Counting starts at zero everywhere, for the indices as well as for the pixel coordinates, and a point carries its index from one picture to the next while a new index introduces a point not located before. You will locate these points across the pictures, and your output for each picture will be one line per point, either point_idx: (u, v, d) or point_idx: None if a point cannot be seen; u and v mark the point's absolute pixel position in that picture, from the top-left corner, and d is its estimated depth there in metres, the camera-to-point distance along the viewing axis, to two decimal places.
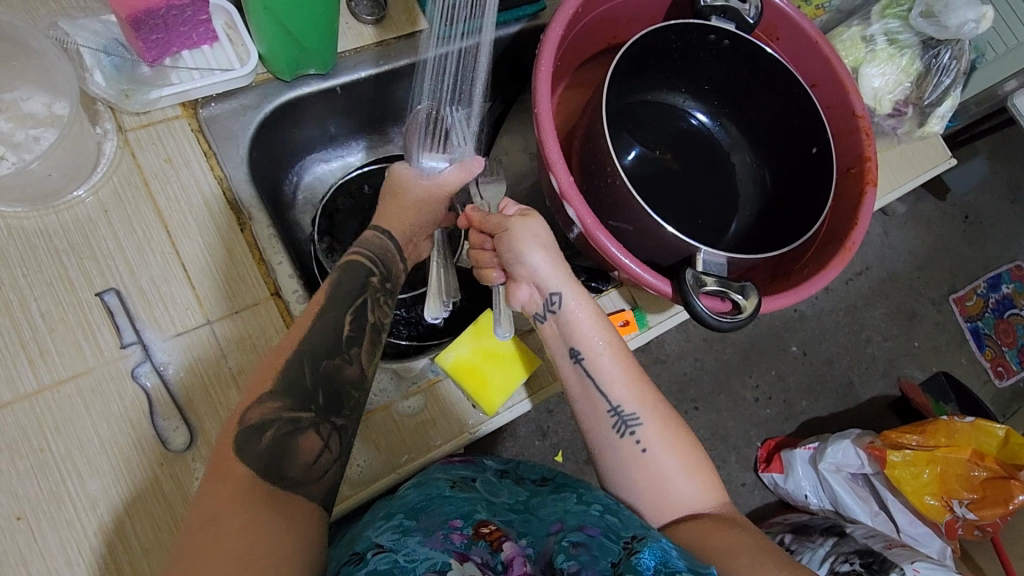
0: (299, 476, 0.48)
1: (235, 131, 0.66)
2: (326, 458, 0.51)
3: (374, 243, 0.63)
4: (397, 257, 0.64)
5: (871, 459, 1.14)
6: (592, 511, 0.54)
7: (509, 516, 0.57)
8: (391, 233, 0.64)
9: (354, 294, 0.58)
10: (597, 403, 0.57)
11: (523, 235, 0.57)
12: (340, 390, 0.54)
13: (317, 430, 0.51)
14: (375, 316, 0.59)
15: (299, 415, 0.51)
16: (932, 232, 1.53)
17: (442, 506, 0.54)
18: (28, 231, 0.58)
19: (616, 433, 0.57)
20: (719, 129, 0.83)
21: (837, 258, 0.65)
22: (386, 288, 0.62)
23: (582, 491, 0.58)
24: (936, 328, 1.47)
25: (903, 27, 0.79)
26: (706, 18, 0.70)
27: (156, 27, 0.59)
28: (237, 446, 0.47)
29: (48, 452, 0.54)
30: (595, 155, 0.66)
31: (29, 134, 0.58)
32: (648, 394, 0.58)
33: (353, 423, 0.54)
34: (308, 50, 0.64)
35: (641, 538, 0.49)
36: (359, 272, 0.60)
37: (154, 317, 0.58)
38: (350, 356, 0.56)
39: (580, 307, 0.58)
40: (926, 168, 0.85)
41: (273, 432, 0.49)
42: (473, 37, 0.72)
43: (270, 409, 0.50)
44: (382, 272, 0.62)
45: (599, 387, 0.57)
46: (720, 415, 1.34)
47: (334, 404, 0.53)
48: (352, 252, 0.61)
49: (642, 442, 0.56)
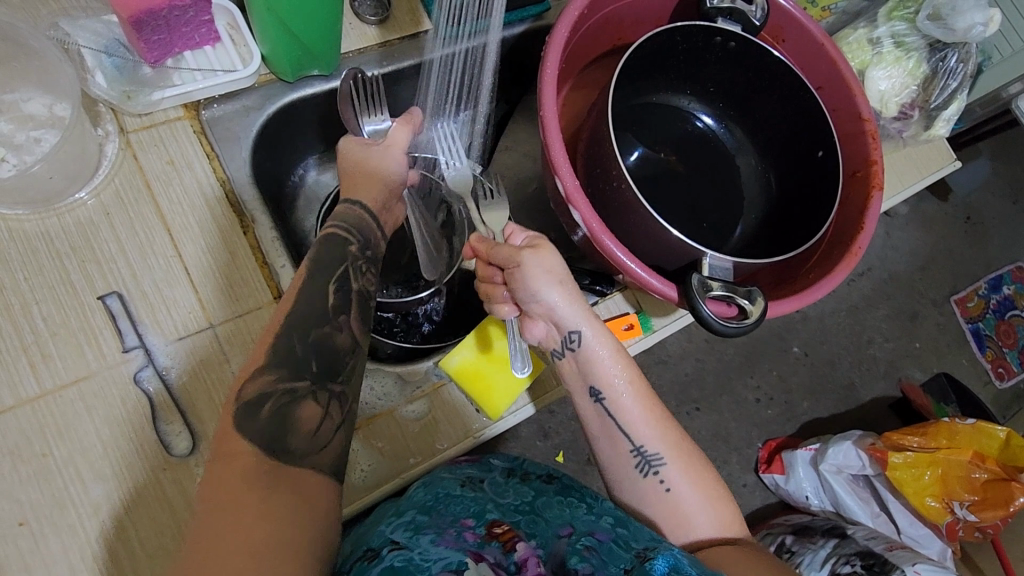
0: (306, 447, 0.48)
1: (237, 132, 0.65)
2: (328, 427, 0.50)
3: (347, 214, 0.61)
4: (375, 227, 0.63)
5: (872, 461, 1.14)
6: (603, 521, 0.54)
7: (519, 516, 0.56)
8: (364, 203, 0.62)
9: (336, 263, 0.57)
10: (619, 442, 0.57)
11: (539, 275, 0.54)
12: (333, 358, 0.53)
13: (314, 399, 0.50)
14: (360, 283, 0.58)
15: (294, 385, 0.50)
16: (934, 232, 1.53)
17: (451, 505, 0.54)
18: (29, 234, 0.58)
19: (638, 472, 0.57)
20: (724, 131, 0.82)
21: (843, 262, 0.65)
22: (366, 256, 0.60)
23: (591, 501, 0.58)
24: (937, 329, 1.47)
25: (910, 30, 0.78)
26: (713, 20, 0.69)
27: (158, 28, 0.59)
28: (237, 423, 0.46)
29: (50, 457, 0.53)
30: (601, 158, 0.66)
31: (30, 136, 0.57)
32: (664, 422, 0.58)
33: (349, 391, 0.53)
34: (311, 51, 0.64)
35: (653, 547, 0.48)
36: (339, 243, 0.58)
37: (156, 321, 0.58)
38: (339, 323, 0.54)
39: (599, 344, 0.57)
40: (931, 171, 0.85)
41: (270, 406, 0.48)
42: (478, 38, 0.71)
43: (266, 383, 0.49)
44: (360, 241, 0.60)
45: (619, 422, 0.57)
46: (721, 415, 1.34)
47: (327, 372, 0.52)
48: (328, 224, 0.60)
49: (665, 480, 0.56)
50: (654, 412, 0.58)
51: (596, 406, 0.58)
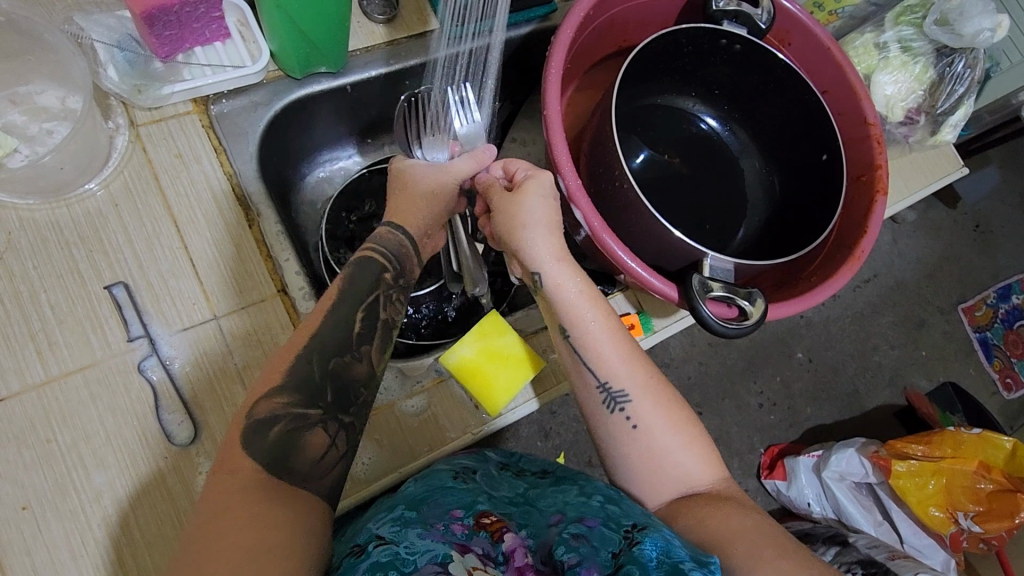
0: (309, 471, 0.49)
1: (245, 127, 0.66)
2: (333, 455, 0.51)
3: (389, 239, 0.62)
4: (413, 251, 0.63)
5: (875, 468, 1.14)
6: (593, 502, 0.54)
7: (510, 508, 0.57)
8: (403, 228, 0.63)
9: (366, 291, 0.58)
10: (585, 378, 0.57)
11: (504, 216, 0.58)
12: (349, 388, 0.54)
13: (325, 428, 0.51)
14: (386, 312, 0.60)
15: (307, 412, 0.51)
16: (942, 240, 1.52)
17: (444, 497, 0.55)
18: (39, 224, 0.59)
19: (606, 410, 0.57)
20: (728, 134, 0.82)
21: (845, 266, 0.65)
22: (399, 284, 0.61)
23: (581, 483, 0.59)
24: (944, 337, 1.46)
25: (917, 35, 0.78)
26: (718, 23, 0.70)
27: (168, 23, 0.59)
28: (246, 441, 0.48)
29: (54, 443, 0.54)
30: (603, 158, 0.66)
31: (43, 128, 0.58)
32: (633, 361, 0.58)
33: (359, 421, 0.55)
34: (320, 49, 0.65)
35: (642, 527, 0.49)
36: (373, 268, 0.60)
37: (161, 311, 0.59)
38: (361, 352, 0.56)
39: (569, 286, 0.57)
40: (937, 176, 0.86)
41: (281, 426, 0.49)
42: (484, 37, 0.70)
43: (278, 405, 0.50)
44: (395, 270, 0.61)
45: (588, 359, 0.57)
46: (723, 420, 1.33)
47: (341, 402, 0.53)
48: (367, 246, 0.61)
49: (633, 418, 0.56)
50: (623, 351, 0.58)
51: (570, 363, 0.58)
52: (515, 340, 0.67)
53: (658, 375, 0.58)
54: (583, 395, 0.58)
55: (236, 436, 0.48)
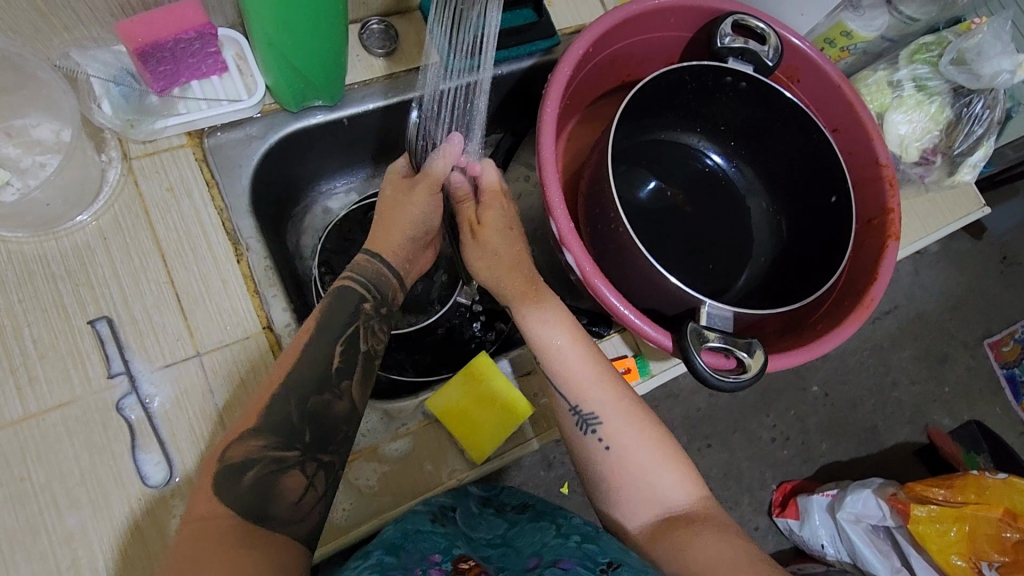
0: (287, 516, 0.48)
1: (239, 161, 0.66)
2: (312, 497, 0.50)
3: (366, 267, 0.60)
4: (394, 281, 0.62)
5: (893, 512, 1.08)
6: (569, 543, 0.52)
7: (488, 550, 0.57)
8: (384, 258, 0.61)
9: (345, 321, 0.56)
10: (558, 402, 0.58)
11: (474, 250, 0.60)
12: (328, 426, 0.53)
13: (302, 469, 0.50)
14: (367, 343, 0.57)
15: (284, 454, 0.50)
16: (966, 272, 1.46)
17: (421, 542, 0.53)
18: (27, 256, 0.58)
19: (579, 431, 0.57)
20: (734, 170, 0.80)
21: (854, 314, 0.62)
22: (380, 314, 0.59)
23: (560, 522, 0.57)
24: (968, 373, 1.40)
25: (933, 73, 0.74)
26: (724, 59, 0.67)
27: (162, 59, 0.59)
28: (217, 487, 0.47)
29: (28, 481, 0.53)
30: (599, 198, 0.65)
31: (36, 161, 0.58)
32: (604, 382, 0.58)
33: (340, 458, 0.53)
34: (313, 83, 0.64)
35: (617, 566, 0.47)
36: (353, 299, 0.58)
37: (143, 347, 0.58)
38: (340, 390, 0.54)
39: (539, 315, 0.58)
40: (957, 216, 0.83)
41: (255, 472, 0.48)
42: (471, 74, 0.66)
43: (253, 448, 0.49)
44: (377, 299, 0.59)
45: (558, 381, 0.58)
46: (733, 454, 1.29)
47: (320, 441, 0.52)
48: (346, 276, 0.59)
49: (605, 440, 0.56)
50: (594, 372, 0.58)
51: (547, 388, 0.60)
52: (504, 384, 0.65)
53: (621, 386, 0.58)
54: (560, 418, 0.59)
55: (207, 481, 0.47)
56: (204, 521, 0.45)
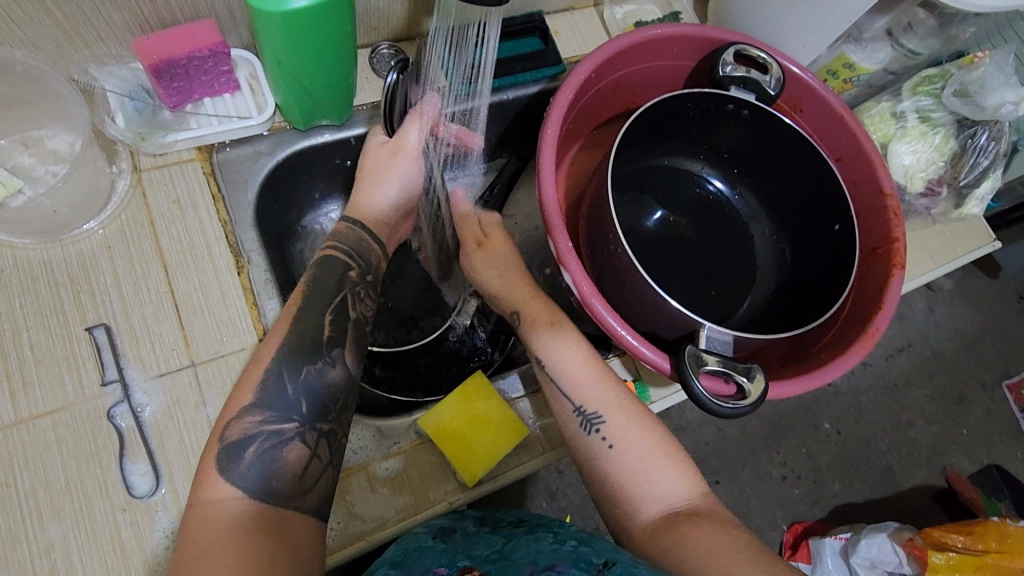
0: (292, 490, 0.49)
1: (245, 175, 0.67)
2: (315, 470, 0.50)
3: (348, 235, 0.61)
4: (376, 246, 0.63)
5: (911, 559, 1.03)
6: (565, 548, 0.56)
7: (488, 566, 0.56)
8: (362, 223, 0.63)
9: (333, 291, 0.57)
10: (563, 402, 0.58)
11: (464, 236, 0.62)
12: (326, 399, 0.53)
13: (303, 440, 0.50)
14: (356, 312, 0.58)
15: (282, 427, 0.50)
16: (982, 310, 1.43)
17: (421, 558, 0.57)
18: (32, 263, 0.59)
19: (583, 431, 0.56)
20: (737, 198, 0.80)
21: (858, 344, 0.61)
22: (366, 281, 0.60)
23: (556, 531, 0.61)
24: (986, 416, 1.36)
25: (936, 105, 0.75)
26: (726, 87, 0.68)
27: (177, 76, 0.62)
28: (222, 468, 0.48)
29: (13, 487, 0.53)
30: (599, 220, 0.65)
31: (49, 170, 0.60)
32: (606, 380, 0.58)
33: (341, 426, 0.53)
34: (321, 102, 0.66)
35: (610, 565, 0.51)
36: (337, 265, 0.58)
37: (139, 355, 0.58)
38: (333, 357, 0.54)
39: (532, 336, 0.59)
40: (967, 249, 0.82)
41: (256, 447, 0.49)
42: (469, 100, 0.67)
43: (251, 423, 0.49)
44: (361, 266, 0.60)
45: (561, 382, 0.58)
46: (743, 491, 1.25)
47: (318, 411, 0.52)
48: (329, 244, 0.60)
49: (608, 438, 0.55)
50: (595, 371, 0.58)
51: (549, 389, 0.59)
52: (498, 404, 0.64)
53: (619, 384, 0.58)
54: (561, 419, 0.58)
55: (211, 462, 0.48)
56: (213, 512, 0.46)
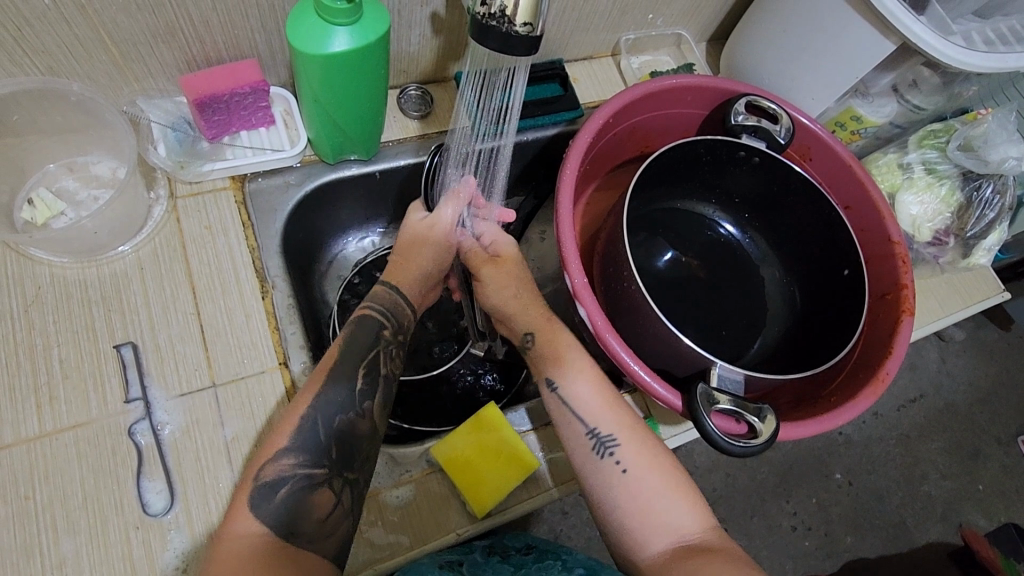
0: (308, 522, 0.49)
1: (276, 205, 0.70)
2: (338, 514, 0.51)
3: (383, 296, 0.62)
4: (408, 308, 0.63)
5: None
6: None
7: None
8: (400, 288, 0.63)
9: (367, 348, 0.58)
10: (574, 424, 0.58)
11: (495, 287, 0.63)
12: (352, 444, 0.54)
13: (330, 485, 0.51)
14: (387, 367, 0.59)
15: (313, 471, 0.51)
16: (994, 363, 1.42)
17: None
18: (68, 281, 0.62)
19: (597, 456, 0.57)
20: (748, 241, 0.82)
21: (868, 388, 0.61)
22: (398, 339, 0.61)
23: (564, 557, 0.66)
24: (1003, 471, 1.33)
25: (942, 158, 0.77)
26: (738, 135, 0.70)
27: (219, 110, 0.66)
28: (253, 504, 0.49)
29: (31, 501, 0.53)
30: (614, 258, 0.67)
31: (91, 194, 0.64)
32: (615, 404, 0.59)
33: (364, 475, 0.54)
34: (351, 137, 0.69)
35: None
36: (373, 326, 0.59)
37: (162, 374, 0.60)
38: (364, 410, 0.55)
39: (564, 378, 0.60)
40: (975, 300, 0.83)
41: (286, 489, 0.50)
42: (495, 139, 0.70)
43: (284, 466, 0.51)
44: (394, 325, 0.61)
45: (574, 409, 0.59)
46: (752, 540, 1.22)
47: (346, 458, 0.53)
48: (364, 305, 0.61)
49: (622, 462, 0.56)
50: (604, 398, 0.59)
51: (558, 413, 0.59)
52: (512, 436, 0.64)
53: (625, 413, 0.59)
54: (571, 442, 0.58)
55: (243, 499, 0.50)
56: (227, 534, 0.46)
